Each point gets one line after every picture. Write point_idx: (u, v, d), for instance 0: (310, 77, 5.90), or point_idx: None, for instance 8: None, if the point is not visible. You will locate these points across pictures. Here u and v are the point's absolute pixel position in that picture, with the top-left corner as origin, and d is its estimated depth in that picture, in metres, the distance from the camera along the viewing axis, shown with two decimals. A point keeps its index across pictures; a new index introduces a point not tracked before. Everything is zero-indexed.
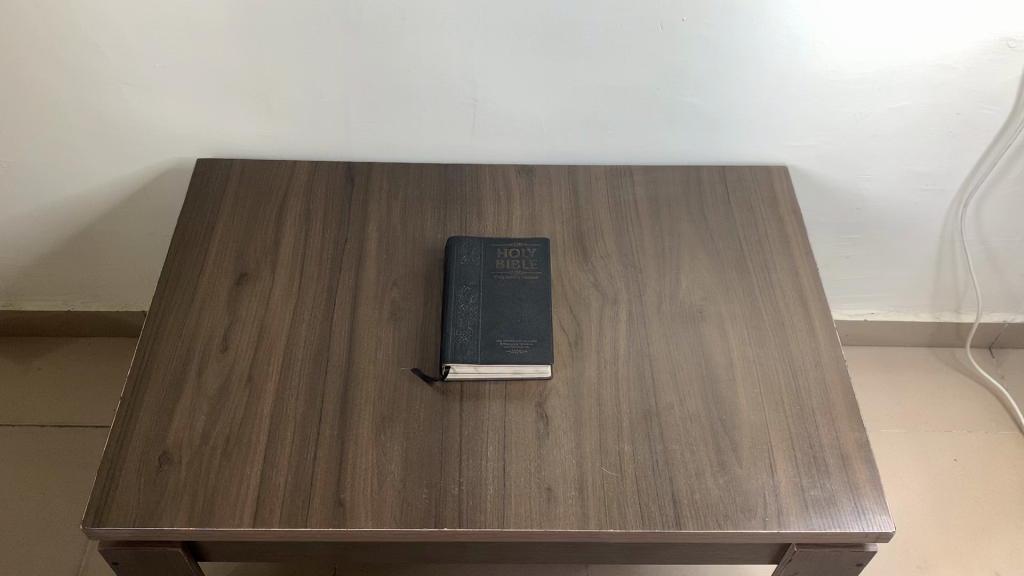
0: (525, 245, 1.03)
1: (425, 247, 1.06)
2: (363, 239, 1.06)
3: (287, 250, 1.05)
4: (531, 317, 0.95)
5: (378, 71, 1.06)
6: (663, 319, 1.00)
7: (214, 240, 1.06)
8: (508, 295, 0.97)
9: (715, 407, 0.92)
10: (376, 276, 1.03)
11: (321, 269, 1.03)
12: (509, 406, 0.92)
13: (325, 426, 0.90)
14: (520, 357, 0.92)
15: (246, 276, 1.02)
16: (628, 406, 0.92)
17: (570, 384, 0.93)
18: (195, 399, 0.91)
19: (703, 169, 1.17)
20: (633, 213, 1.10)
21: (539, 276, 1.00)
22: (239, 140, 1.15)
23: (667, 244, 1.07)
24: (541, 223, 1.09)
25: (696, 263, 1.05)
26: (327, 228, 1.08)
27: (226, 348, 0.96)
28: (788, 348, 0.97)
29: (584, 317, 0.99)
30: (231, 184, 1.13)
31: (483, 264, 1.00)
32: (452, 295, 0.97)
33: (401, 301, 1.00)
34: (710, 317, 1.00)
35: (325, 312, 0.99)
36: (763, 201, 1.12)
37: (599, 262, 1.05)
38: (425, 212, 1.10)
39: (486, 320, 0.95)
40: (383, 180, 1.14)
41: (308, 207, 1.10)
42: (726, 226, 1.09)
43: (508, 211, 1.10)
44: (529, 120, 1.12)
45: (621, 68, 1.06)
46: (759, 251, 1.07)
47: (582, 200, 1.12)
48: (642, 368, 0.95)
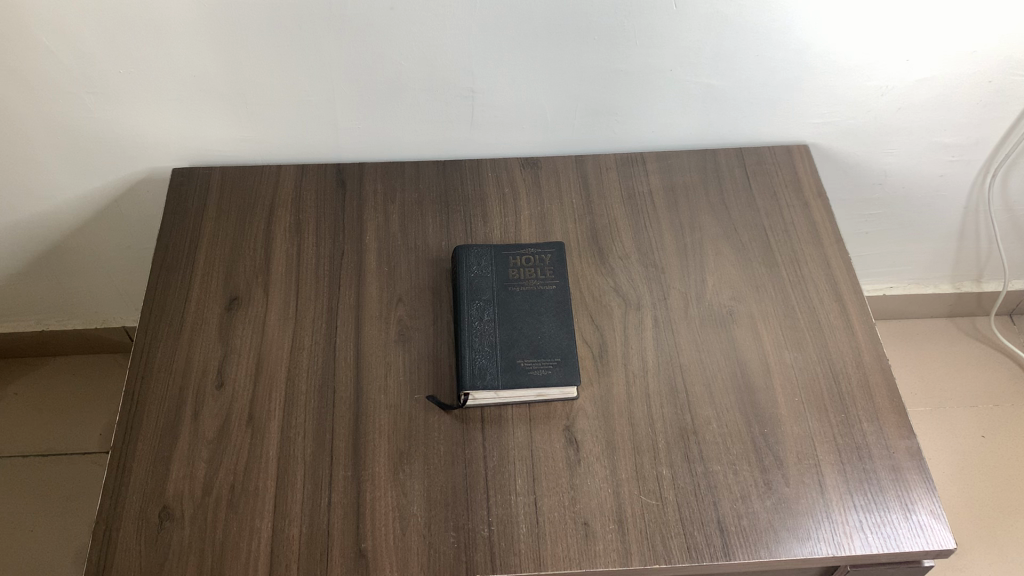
0: (539, 251, 0.95)
1: (429, 257, 0.98)
2: (362, 251, 0.98)
3: (280, 267, 0.97)
4: (552, 333, 0.88)
5: (367, 66, 0.96)
6: (691, 324, 0.93)
7: (198, 261, 0.97)
8: (525, 311, 0.90)
9: (756, 421, 0.86)
10: (379, 293, 0.95)
11: (319, 289, 0.95)
12: (535, 431, 0.85)
13: (338, 466, 0.82)
14: (544, 379, 0.85)
15: (238, 299, 0.94)
16: (662, 425, 0.85)
17: (599, 403, 0.87)
18: (193, 444, 0.84)
19: (719, 153, 1.09)
20: (650, 206, 1.03)
21: (557, 285, 0.92)
22: (217, 147, 1.05)
23: (689, 240, 1.00)
24: (552, 224, 1.01)
25: (722, 259, 0.98)
26: (321, 240, 0.99)
27: (222, 385, 0.88)
28: (827, 350, 0.91)
29: (608, 326, 0.92)
30: (213, 195, 1.04)
31: (495, 276, 0.92)
32: (465, 312, 0.89)
33: (408, 320, 0.93)
34: (742, 319, 0.93)
35: (328, 337, 0.91)
36: (786, 186, 1.05)
37: (618, 264, 0.98)
38: (426, 217, 1.02)
39: (505, 339, 0.88)
40: (377, 182, 1.05)
41: (299, 217, 1.01)
42: (750, 215, 1.02)
43: (516, 211, 1.02)
44: (532, 109, 1.04)
45: (629, 50, 0.97)
46: (787, 241, 1.00)
47: (594, 194, 1.04)
48: (674, 381, 0.88)
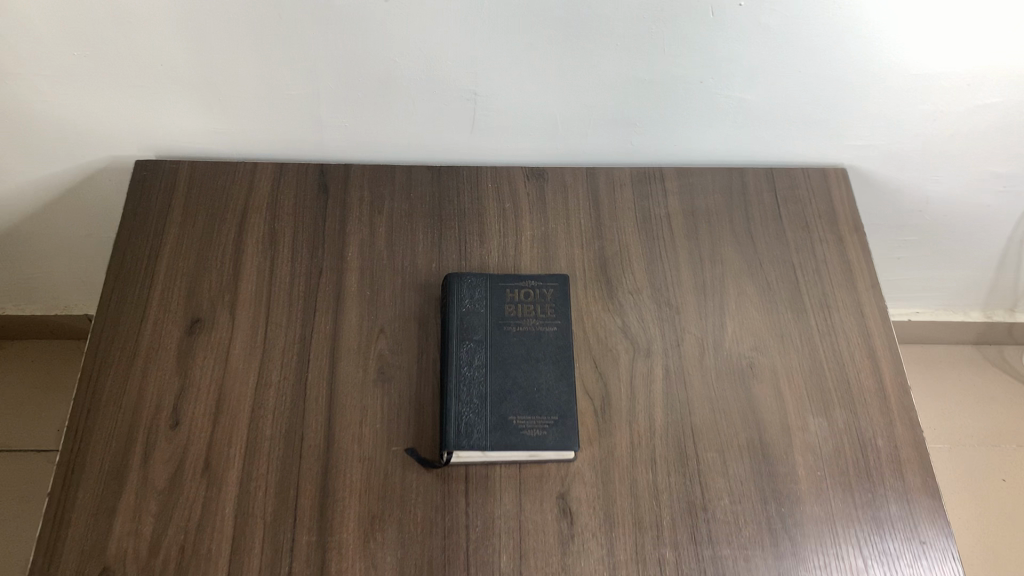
0: (540, 284, 0.84)
1: (417, 281, 0.88)
2: (343, 271, 0.88)
3: (249, 286, 0.86)
4: (550, 385, 0.78)
5: (355, 62, 0.84)
6: (706, 377, 0.83)
7: (158, 274, 0.87)
8: (521, 356, 0.80)
9: (773, 497, 0.77)
10: (358, 323, 0.84)
11: (291, 315, 0.85)
12: (525, 499, 0.76)
13: (302, 529, 0.73)
14: (538, 441, 0.75)
15: (200, 322, 0.84)
16: (667, 497, 0.76)
17: (598, 468, 0.78)
18: (140, 494, 0.75)
19: (747, 172, 0.98)
20: (666, 231, 0.92)
21: (559, 326, 0.82)
22: (186, 138, 0.93)
23: (708, 275, 0.89)
24: (557, 248, 0.90)
25: (744, 300, 0.88)
26: (297, 255, 0.89)
27: (177, 424, 0.78)
28: (855, 416, 0.82)
29: (612, 375, 0.83)
30: (178, 195, 0.92)
31: (489, 313, 0.82)
32: (453, 356, 0.79)
33: (390, 356, 0.83)
34: (764, 374, 0.84)
35: (298, 373, 0.81)
36: (819, 217, 0.94)
37: (628, 300, 0.87)
38: (416, 233, 0.91)
39: (497, 390, 0.78)
40: (364, 188, 0.94)
41: (273, 226, 0.90)
42: (777, 250, 0.92)
43: (517, 231, 0.91)
44: (541, 116, 0.92)
45: (655, 57, 0.85)
46: (816, 284, 0.90)
47: (605, 215, 0.93)
48: (684, 446, 0.79)
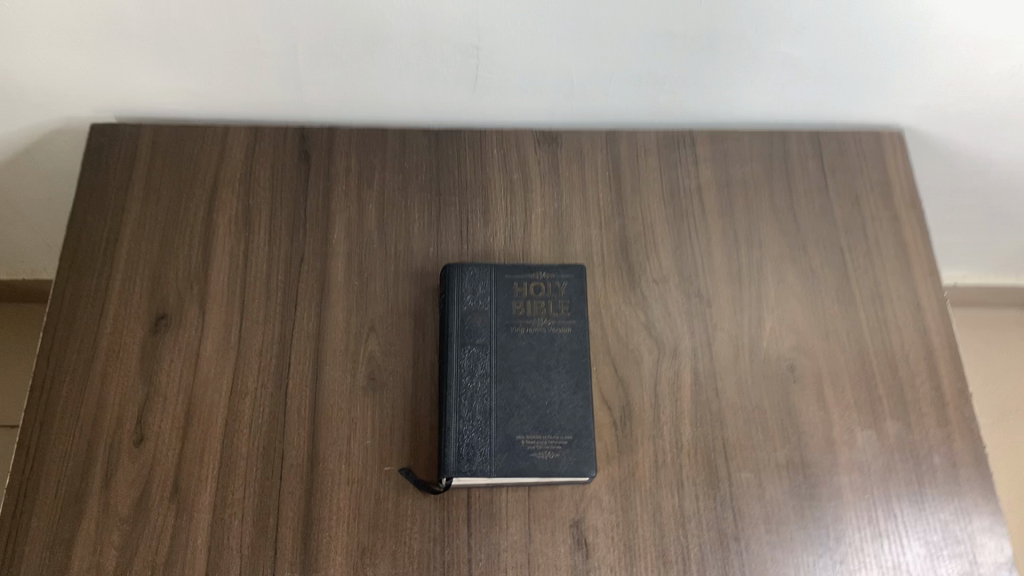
0: (553, 276, 0.73)
1: (412, 269, 0.77)
2: (327, 258, 0.77)
3: (221, 277, 0.76)
4: (563, 399, 0.69)
5: (331, 16, 0.70)
6: (741, 382, 0.73)
7: (119, 261, 0.77)
8: (531, 364, 0.70)
9: (816, 524, 0.68)
10: (345, 319, 0.74)
11: (269, 311, 0.75)
12: (535, 528, 0.67)
13: (283, 564, 0.65)
14: (550, 466, 0.66)
15: (166, 319, 0.74)
16: (696, 527, 0.68)
17: (618, 491, 0.69)
18: (102, 523, 0.66)
19: (790, 136, 0.85)
20: (697, 208, 0.81)
21: (573, 327, 0.72)
22: (146, 97, 0.81)
23: (744, 260, 0.79)
24: (572, 229, 0.79)
25: (784, 292, 0.77)
26: (275, 239, 0.78)
27: (142, 440, 0.69)
28: (908, 430, 0.72)
29: (634, 381, 0.73)
30: (140, 167, 0.81)
31: (494, 312, 0.71)
32: (453, 363, 0.69)
33: (381, 359, 0.73)
34: (805, 380, 0.74)
35: (277, 380, 0.72)
36: (872, 190, 0.83)
37: (652, 290, 0.77)
38: (410, 212, 0.79)
39: (503, 406, 0.68)
40: (351, 156, 0.82)
41: (248, 205, 0.79)
42: (823, 230, 0.81)
43: (527, 209, 0.80)
44: (556, 77, 0.79)
45: (689, 10, 0.70)
46: (867, 270, 0.79)
47: (628, 189, 0.81)
48: (714, 465, 0.70)
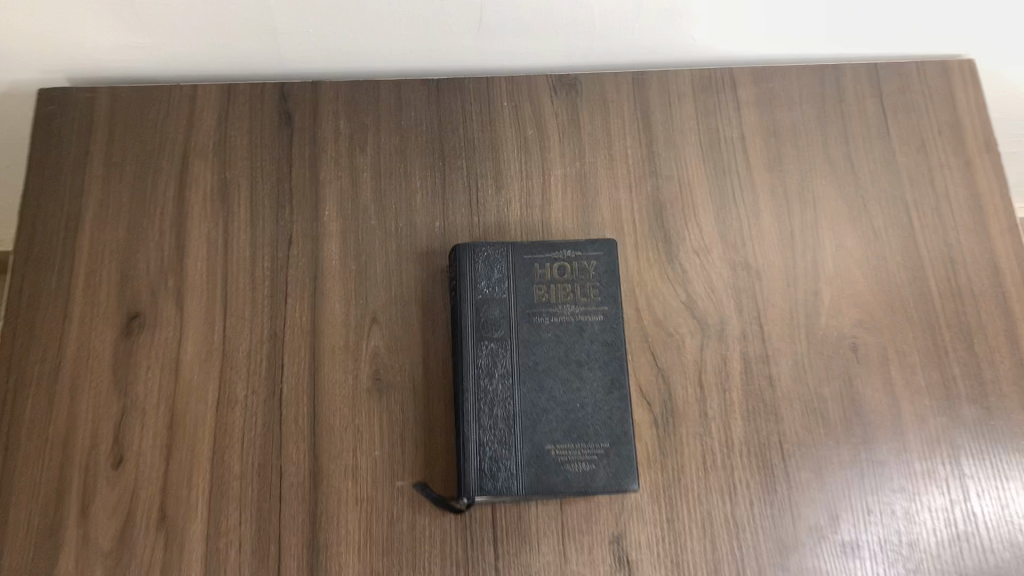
0: (579, 254, 0.63)
1: (417, 247, 0.67)
2: (318, 239, 0.67)
3: (199, 266, 0.66)
4: (597, 401, 0.60)
5: None
6: (797, 366, 0.64)
7: (81, 252, 0.67)
8: (558, 361, 0.61)
9: (887, 529, 0.61)
10: (343, 311, 0.65)
11: (255, 305, 0.65)
12: (570, 546, 0.60)
13: None
14: (585, 480, 0.58)
15: (139, 318, 0.65)
16: (750, 538, 0.60)
17: (662, 500, 0.61)
18: (82, 559, 0.59)
19: (845, 71, 0.74)
20: (739, 162, 0.70)
21: (605, 314, 0.62)
22: (96, 57, 0.69)
23: (796, 222, 0.69)
24: (598, 193, 0.69)
25: (843, 258, 0.68)
26: (258, 219, 0.68)
27: (121, 462, 0.61)
28: (987, 414, 0.64)
29: (675, 370, 0.64)
30: (98, 140, 0.70)
31: (513, 300, 0.62)
32: (469, 363, 0.60)
33: (387, 356, 0.64)
34: (870, 360, 0.65)
35: (269, 386, 0.63)
36: (939, 132, 0.72)
37: (693, 262, 0.67)
38: (411, 179, 0.69)
39: (528, 411, 0.60)
40: (340, 115, 0.71)
41: (225, 179, 0.69)
42: (885, 182, 0.70)
43: (544, 170, 0.70)
44: (575, 16, 0.66)
45: None
46: (937, 228, 0.69)
47: (659, 142, 0.71)
48: (769, 466, 0.62)
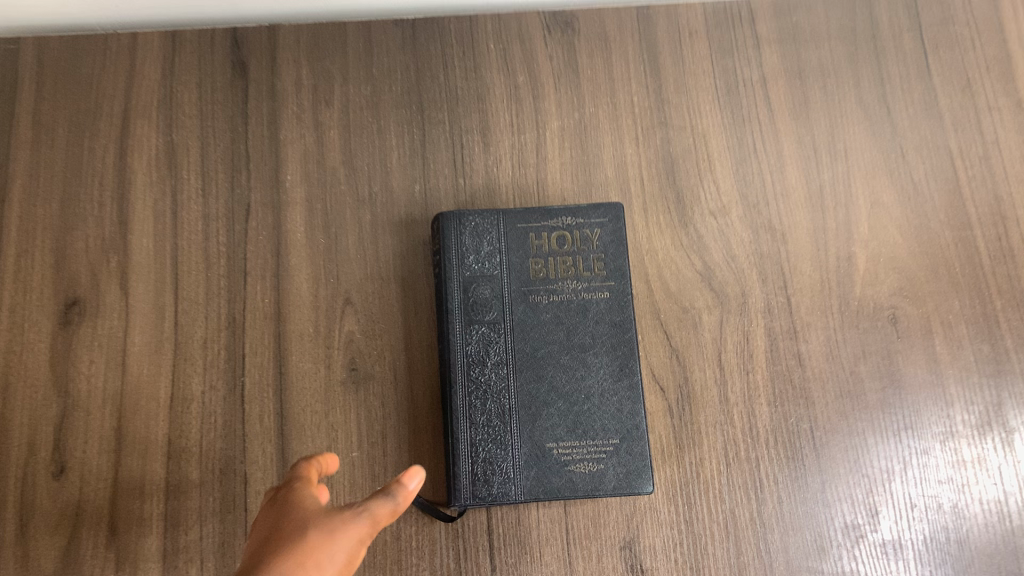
0: (581, 221, 0.55)
1: (394, 215, 0.59)
2: (281, 209, 0.59)
3: (145, 245, 0.58)
4: (604, 391, 0.53)
5: None
6: (829, 342, 0.57)
7: (8, 231, 0.58)
8: (559, 346, 0.53)
9: (934, 526, 0.54)
10: (312, 291, 0.57)
11: (211, 287, 0.57)
12: (576, 553, 0.53)
13: None
14: (592, 482, 0.51)
15: (79, 305, 0.57)
16: (779, 541, 0.53)
17: (679, 498, 0.54)
18: None
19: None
20: (761, 108, 0.61)
21: (612, 290, 0.54)
22: (14, 7, 0.59)
23: (827, 176, 0.60)
24: (600, 148, 0.60)
25: (879, 216, 0.60)
26: (212, 188, 0.59)
27: (64, 471, 0.54)
28: None
29: (692, 349, 0.56)
30: (24, 99, 0.61)
31: (506, 277, 0.54)
32: (457, 351, 0.53)
33: (363, 342, 0.56)
34: (911, 332, 0.57)
35: (230, 380, 0.55)
36: (987, 68, 0.63)
37: (709, 225, 0.59)
38: (386, 137, 0.60)
39: (526, 405, 0.52)
40: (301, 62, 0.62)
41: (172, 142, 0.60)
42: (925, 128, 0.62)
43: (538, 123, 0.61)
44: None
45: None
46: (985, 180, 0.60)
47: (669, 87, 0.62)
48: (800, 458, 0.55)
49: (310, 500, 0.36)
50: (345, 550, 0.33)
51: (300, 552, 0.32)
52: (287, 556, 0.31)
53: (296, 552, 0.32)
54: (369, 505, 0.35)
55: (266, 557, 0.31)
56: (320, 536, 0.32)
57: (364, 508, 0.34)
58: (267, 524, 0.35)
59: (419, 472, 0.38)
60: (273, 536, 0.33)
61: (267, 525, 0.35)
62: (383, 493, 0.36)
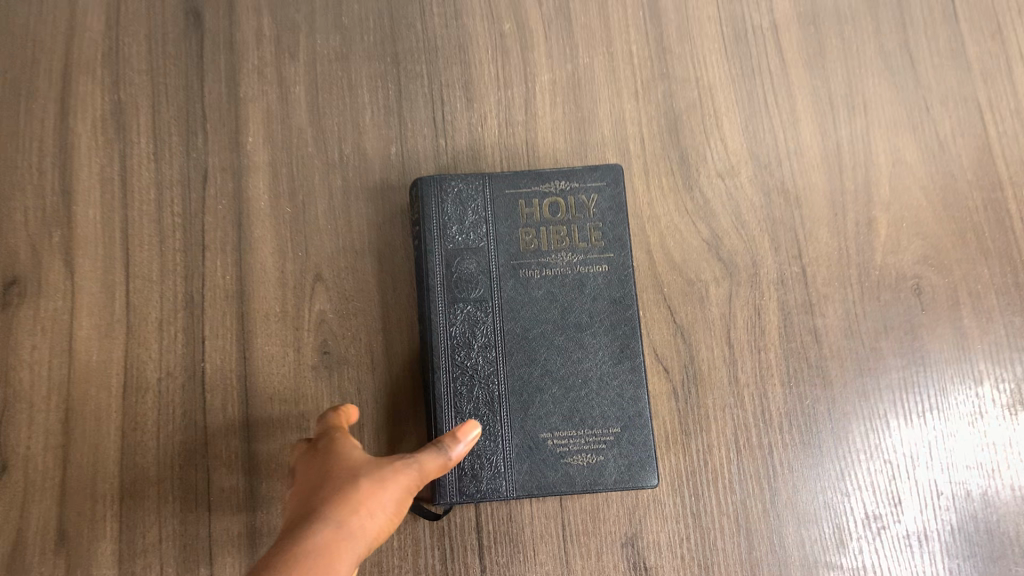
0: (576, 186, 0.50)
1: (368, 181, 0.53)
2: (243, 175, 0.53)
3: (91, 217, 0.52)
4: (603, 375, 0.48)
5: None
6: (848, 316, 0.52)
7: None
8: (553, 326, 0.48)
9: (962, 515, 0.49)
10: (278, 267, 0.51)
11: (166, 264, 0.51)
12: (574, 551, 0.48)
13: None
14: (591, 475, 0.47)
15: (18, 284, 0.51)
16: (795, 534, 0.49)
17: (685, 490, 0.49)
18: None
19: None
20: (772, 58, 0.56)
21: (610, 263, 0.49)
22: None
23: (844, 133, 0.55)
24: (595, 103, 0.55)
25: (902, 176, 0.54)
26: (164, 152, 0.53)
27: (6, 469, 0.49)
28: None
29: (698, 325, 0.51)
30: None
31: (493, 250, 0.49)
32: (440, 333, 0.47)
33: (336, 322, 0.51)
34: (937, 304, 0.52)
35: (189, 366, 0.50)
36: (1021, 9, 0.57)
37: (715, 188, 0.53)
38: (358, 93, 0.54)
39: (517, 392, 0.47)
40: (261, 9, 0.55)
41: (119, 100, 0.54)
42: (952, 78, 0.56)
43: (526, 76, 0.55)
44: None
45: None
46: (1017, 135, 0.55)
47: (670, 35, 0.56)
48: (817, 443, 0.50)
49: (356, 448, 0.41)
50: (394, 497, 0.38)
51: (353, 499, 0.37)
52: (344, 504, 0.37)
53: (350, 501, 0.37)
54: (418, 457, 0.40)
55: (324, 503, 0.37)
56: (373, 486, 0.38)
57: (413, 460, 0.40)
58: (319, 466, 0.40)
59: (473, 425, 0.43)
60: (329, 482, 0.38)
61: (319, 466, 0.40)
62: (432, 445, 0.41)
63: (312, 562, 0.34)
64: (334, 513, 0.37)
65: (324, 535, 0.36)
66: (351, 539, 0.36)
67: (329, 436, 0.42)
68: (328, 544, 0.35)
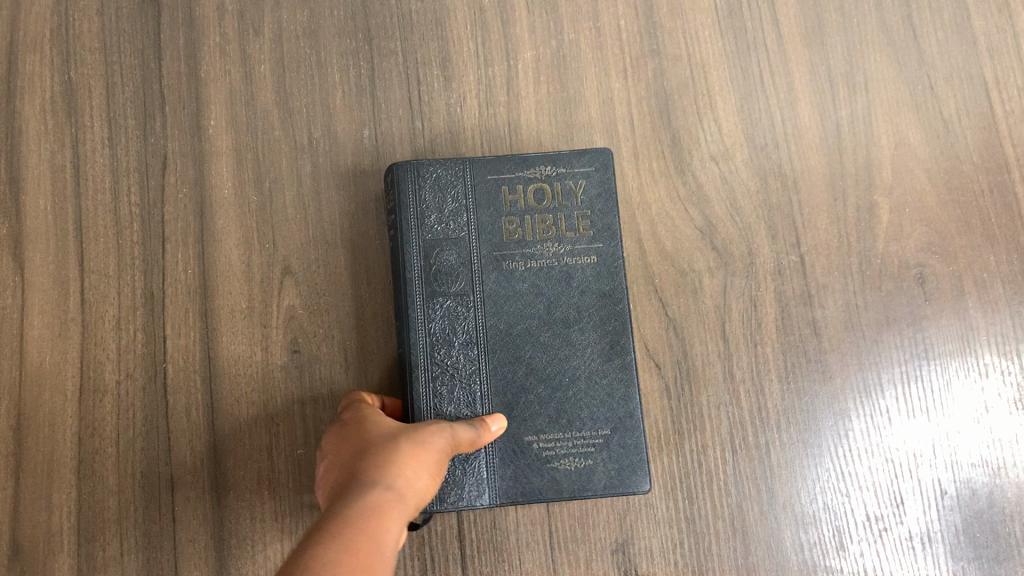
0: (563, 171, 0.47)
1: (340, 167, 0.50)
2: (205, 161, 0.49)
3: (41, 207, 0.48)
4: (593, 373, 0.45)
5: None
6: (849, 306, 0.49)
7: None
8: (540, 320, 0.45)
9: (966, 515, 0.47)
10: (244, 260, 0.48)
11: (124, 257, 0.48)
12: (561, 559, 0.46)
13: None
14: (579, 481, 0.44)
15: None
16: (793, 538, 0.47)
17: (678, 492, 0.47)
18: None
19: None
20: (768, 33, 0.52)
21: (600, 254, 0.46)
22: None
23: (844, 113, 0.52)
24: (581, 82, 0.51)
25: (905, 158, 0.51)
26: (120, 137, 0.49)
27: None
28: None
29: (692, 318, 0.48)
30: None
31: (474, 240, 0.46)
32: (419, 330, 0.44)
33: (307, 319, 0.48)
34: (940, 294, 0.50)
35: (150, 367, 0.47)
36: None
37: (709, 172, 0.50)
38: (327, 73, 0.51)
39: (501, 392, 0.44)
40: None
41: (69, 80, 0.50)
42: (957, 54, 0.53)
43: (508, 53, 0.51)
44: None
45: None
46: None
47: (661, 9, 0.52)
48: (816, 441, 0.48)
49: (384, 421, 0.40)
50: (433, 461, 0.37)
51: (397, 460, 0.35)
52: (389, 464, 0.35)
53: (395, 460, 0.35)
54: (453, 428, 0.39)
55: (367, 466, 0.35)
56: (414, 448, 0.36)
57: (448, 428, 0.39)
58: (349, 437, 0.39)
59: (499, 418, 0.42)
60: (366, 449, 0.37)
61: (350, 440, 0.38)
62: (464, 422, 0.40)
63: (367, 518, 0.32)
64: (381, 473, 0.35)
65: (375, 493, 0.34)
66: (402, 498, 0.34)
67: (355, 414, 0.41)
68: (380, 501, 0.33)
